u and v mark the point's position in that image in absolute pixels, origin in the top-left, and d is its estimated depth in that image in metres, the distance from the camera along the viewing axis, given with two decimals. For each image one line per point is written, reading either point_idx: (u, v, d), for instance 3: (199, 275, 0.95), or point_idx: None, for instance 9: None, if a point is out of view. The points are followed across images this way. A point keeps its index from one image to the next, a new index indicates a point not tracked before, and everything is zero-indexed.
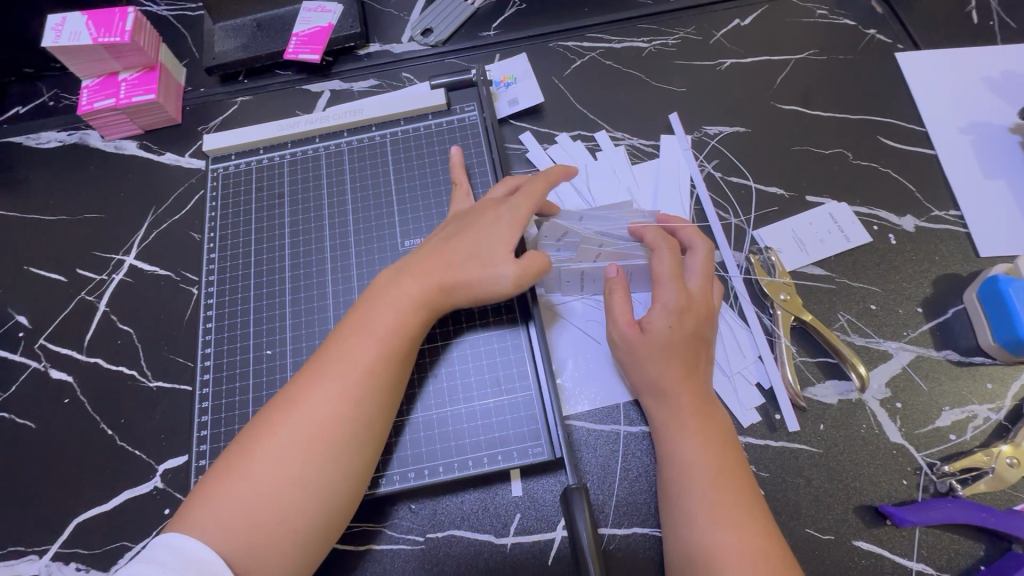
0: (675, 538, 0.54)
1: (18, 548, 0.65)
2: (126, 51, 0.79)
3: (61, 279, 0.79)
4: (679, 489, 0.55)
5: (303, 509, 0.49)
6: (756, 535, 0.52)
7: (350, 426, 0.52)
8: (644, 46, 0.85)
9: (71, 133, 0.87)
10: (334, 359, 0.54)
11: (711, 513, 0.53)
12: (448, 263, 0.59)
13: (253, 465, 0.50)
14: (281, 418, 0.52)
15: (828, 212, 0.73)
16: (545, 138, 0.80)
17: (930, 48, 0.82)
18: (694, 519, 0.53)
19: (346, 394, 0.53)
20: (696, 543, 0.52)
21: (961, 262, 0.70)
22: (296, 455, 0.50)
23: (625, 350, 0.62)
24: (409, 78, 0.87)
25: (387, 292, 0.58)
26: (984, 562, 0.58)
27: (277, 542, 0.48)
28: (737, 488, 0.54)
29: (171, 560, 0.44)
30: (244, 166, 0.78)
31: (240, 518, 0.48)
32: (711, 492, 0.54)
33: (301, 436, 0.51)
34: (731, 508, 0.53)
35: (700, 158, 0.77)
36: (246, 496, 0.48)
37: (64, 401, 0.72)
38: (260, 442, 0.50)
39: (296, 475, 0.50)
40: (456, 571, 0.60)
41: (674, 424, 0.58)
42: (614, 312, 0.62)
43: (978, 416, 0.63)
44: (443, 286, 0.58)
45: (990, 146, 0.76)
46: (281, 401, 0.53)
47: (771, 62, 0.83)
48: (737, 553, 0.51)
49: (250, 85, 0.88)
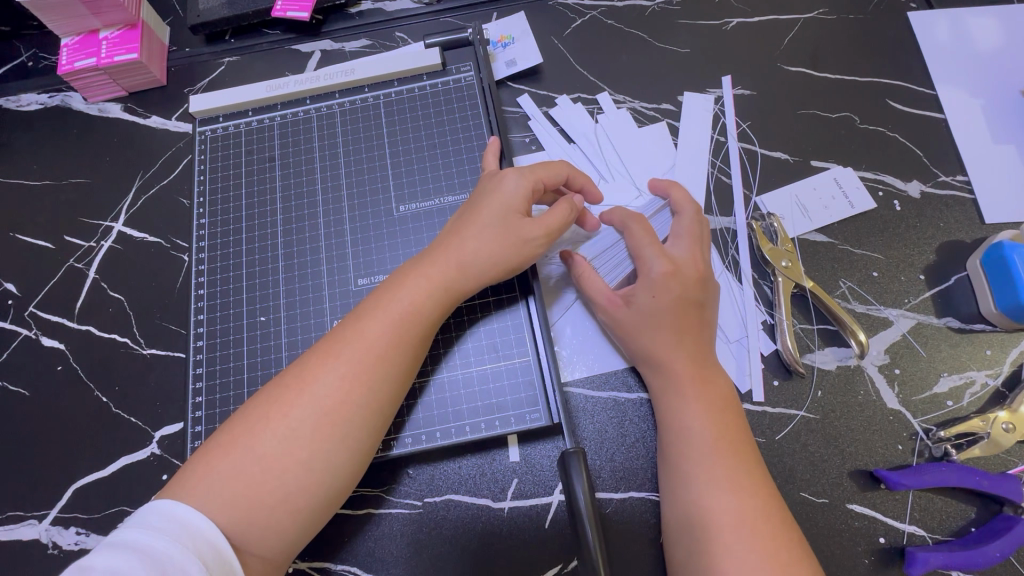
0: (674, 499, 0.55)
1: (17, 514, 0.65)
2: (106, 7, 0.75)
3: (48, 246, 0.77)
4: (678, 451, 0.56)
5: (308, 488, 0.49)
6: (748, 497, 0.52)
7: (356, 411, 0.51)
8: (648, 4, 0.82)
9: (52, 95, 0.83)
10: (347, 343, 0.53)
11: (700, 475, 0.53)
12: (466, 240, 0.57)
13: (255, 441, 0.49)
14: (290, 398, 0.51)
15: (833, 176, 0.71)
16: (544, 101, 0.78)
17: (942, 7, 0.80)
18: (693, 479, 0.54)
19: (357, 376, 0.52)
20: (696, 504, 0.53)
21: (965, 228, 0.69)
22: (300, 436, 0.49)
23: (648, 309, 0.59)
24: (402, 38, 0.84)
25: (403, 277, 0.57)
26: (975, 524, 0.58)
27: (276, 520, 0.48)
28: (726, 450, 0.54)
29: (153, 521, 0.44)
30: (232, 129, 0.76)
31: (240, 494, 0.47)
32: (703, 454, 0.54)
33: (311, 421, 0.50)
34: (715, 468, 0.53)
35: (717, 127, 0.75)
36: (248, 472, 0.48)
37: (56, 369, 0.71)
38: (268, 422, 0.50)
39: (302, 459, 0.49)
40: (454, 534, 0.61)
41: (675, 394, 0.58)
42: (637, 242, 0.61)
43: (976, 382, 0.63)
44: (459, 264, 0.57)
45: (1001, 110, 0.74)
46: (289, 378, 0.52)
47: (780, 21, 0.80)
48: (738, 515, 0.51)
49: (238, 45, 0.85)
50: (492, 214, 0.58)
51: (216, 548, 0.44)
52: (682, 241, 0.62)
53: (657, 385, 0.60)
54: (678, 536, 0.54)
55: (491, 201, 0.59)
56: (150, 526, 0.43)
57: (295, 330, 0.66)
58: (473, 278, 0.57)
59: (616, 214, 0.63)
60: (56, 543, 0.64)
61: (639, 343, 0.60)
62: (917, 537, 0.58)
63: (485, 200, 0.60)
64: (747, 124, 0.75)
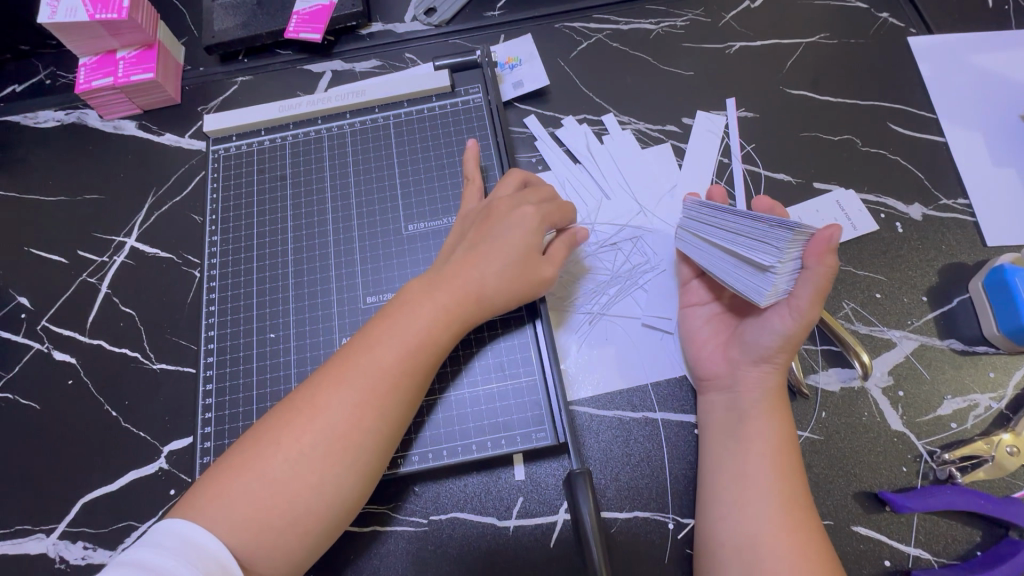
0: (726, 515, 0.55)
1: (25, 527, 0.66)
2: (124, 29, 0.77)
3: (61, 261, 0.78)
4: (746, 472, 0.56)
5: (318, 513, 0.50)
6: (810, 518, 0.54)
7: (368, 437, 0.52)
8: (652, 28, 0.83)
9: (68, 113, 0.85)
10: (360, 368, 0.53)
11: (781, 492, 0.54)
12: (479, 270, 0.58)
13: (267, 464, 0.49)
14: (302, 422, 0.51)
15: (835, 199, 0.72)
16: (550, 122, 0.79)
17: (942, 32, 0.81)
18: (765, 502, 0.54)
19: (370, 403, 0.52)
20: (761, 524, 0.53)
21: (967, 251, 0.70)
22: (312, 461, 0.50)
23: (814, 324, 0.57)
24: (412, 59, 0.85)
25: (415, 301, 0.57)
26: (981, 547, 0.58)
27: (285, 542, 0.49)
28: (799, 474, 0.57)
29: (163, 540, 0.44)
30: (245, 148, 0.77)
31: (249, 515, 0.48)
32: (789, 475, 0.55)
33: (323, 446, 0.50)
34: (793, 488, 0.55)
35: (722, 149, 0.76)
36: (258, 495, 0.48)
37: (67, 382, 0.72)
38: (280, 446, 0.50)
39: (313, 483, 0.50)
40: (459, 553, 0.61)
41: (760, 417, 0.58)
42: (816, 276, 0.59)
43: (979, 405, 0.63)
44: (463, 281, 0.58)
45: (1000, 134, 0.75)
46: (301, 401, 0.52)
47: (781, 45, 0.82)
48: (799, 535, 0.52)
49: (251, 65, 0.87)
50: (508, 244, 0.59)
51: (226, 571, 0.45)
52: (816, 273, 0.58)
53: (764, 405, 0.59)
54: (722, 548, 0.54)
55: (506, 229, 0.60)
56: (159, 544, 0.44)
57: (304, 346, 0.66)
58: (477, 283, 0.58)
59: None
60: (63, 557, 0.64)
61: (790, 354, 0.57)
62: (922, 560, 0.58)
63: (500, 227, 0.60)
64: (750, 147, 0.76)
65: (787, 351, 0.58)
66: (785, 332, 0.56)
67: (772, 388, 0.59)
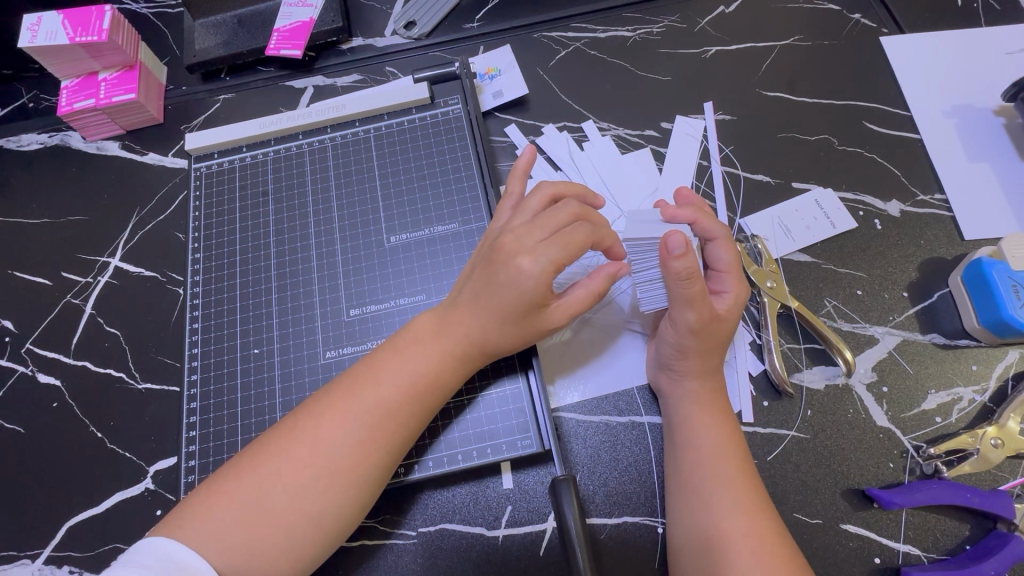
0: (683, 520, 0.55)
1: (11, 553, 0.65)
2: (104, 50, 0.77)
3: (46, 283, 0.78)
4: (698, 474, 0.56)
5: (312, 541, 0.50)
6: (765, 518, 0.53)
7: (369, 471, 0.52)
8: (629, 35, 0.84)
9: (51, 135, 0.86)
10: (364, 400, 0.53)
11: (727, 492, 0.54)
12: (478, 312, 0.56)
13: (265, 493, 0.50)
14: (301, 453, 0.51)
15: (814, 199, 0.73)
16: (531, 130, 0.80)
17: (913, 31, 0.82)
18: (714, 504, 0.54)
19: (373, 436, 0.52)
20: (713, 527, 0.53)
21: (946, 246, 0.70)
22: (311, 492, 0.50)
23: (704, 328, 0.58)
24: (392, 72, 0.86)
25: (423, 334, 0.57)
26: (970, 542, 0.58)
27: (277, 568, 0.49)
28: (750, 472, 0.56)
29: (141, 560, 0.45)
30: (227, 165, 0.77)
31: (240, 543, 0.48)
32: (733, 476, 0.55)
33: (323, 479, 0.50)
34: (739, 485, 0.54)
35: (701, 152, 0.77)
36: (251, 519, 0.49)
37: (52, 405, 0.72)
38: (279, 474, 0.50)
39: (311, 513, 0.50)
40: (448, 564, 0.61)
41: (699, 419, 0.58)
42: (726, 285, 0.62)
43: (963, 398, 0.63)
44: (471, 314, 0.56)
45: (972, 129, 0.76)
46: (300, 432, 0.52)
47: (756, 48, 0.83)
48: (754, 535, 0.51)
49: (232, 82, 0.87)
50: (503, 296, 0.54)
51: None
52: (727, 274, 0.63)
53: (689, 411, 0.59)
54: (681, 551, 0.54)
55: (502, 284, 0.54)
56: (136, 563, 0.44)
57: (288, 362, 0.66)
58: (479, 318, 0.56)
59: (706, 225, 0.63)
60: None
61: (691, 365, 0.59)
62: (912, 556, 0.58)
63: (502, 271, 0.55)
64: (729, 149, 0.77)
65: (687, 359, 0.59)
66: (674, 342, 0.59)
67: (700, 392, 0.60)
